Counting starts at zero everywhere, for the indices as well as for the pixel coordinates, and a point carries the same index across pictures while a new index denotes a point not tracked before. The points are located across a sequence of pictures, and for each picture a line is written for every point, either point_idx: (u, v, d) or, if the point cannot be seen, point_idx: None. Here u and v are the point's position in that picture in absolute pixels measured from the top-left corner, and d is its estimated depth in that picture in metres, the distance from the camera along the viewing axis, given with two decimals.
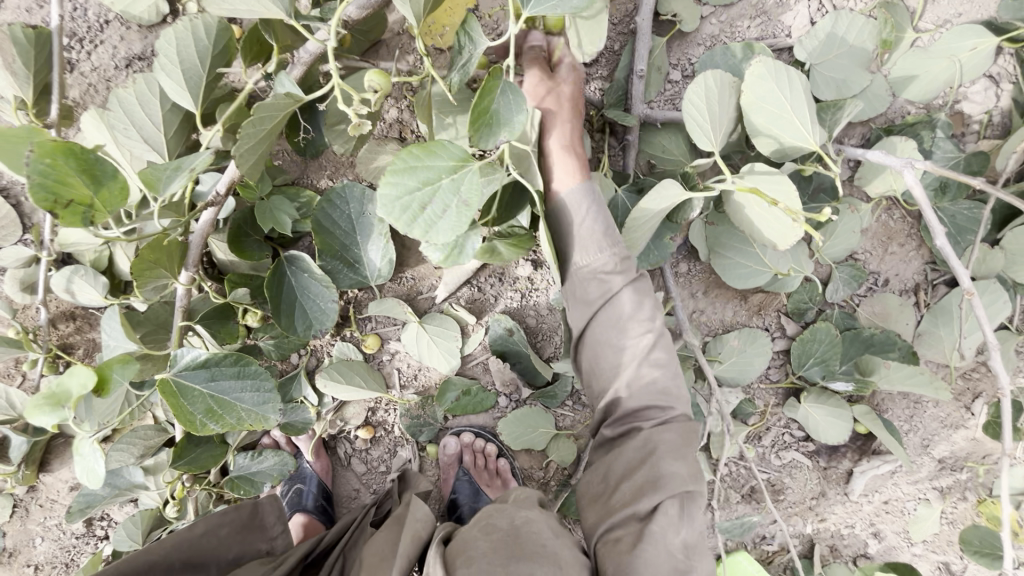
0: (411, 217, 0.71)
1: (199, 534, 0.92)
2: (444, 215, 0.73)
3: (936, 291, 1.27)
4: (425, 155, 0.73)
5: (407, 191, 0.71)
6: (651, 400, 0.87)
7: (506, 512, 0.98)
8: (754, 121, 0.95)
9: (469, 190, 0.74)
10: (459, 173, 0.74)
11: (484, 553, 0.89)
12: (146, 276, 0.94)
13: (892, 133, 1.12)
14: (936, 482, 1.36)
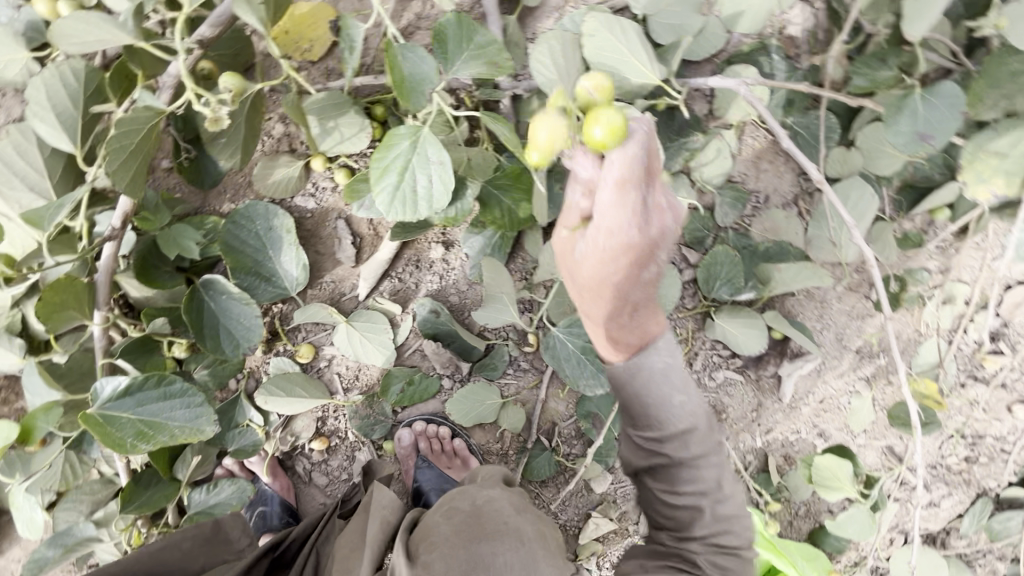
0: (411, 202, 0.92)
1: (160, 548, 0.91)
2: (426, 184, 0.92)
3: (813, 198, 1.39)
4: (385, 150, 0.90)
5: (397, 188, 0.91)
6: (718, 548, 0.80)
7: (468, 492, 0.94)
8: (601, 69, 1.05)
9: (435, 152, 0.91)
10: (413, 145, 0.90)
11: (446, 536, 0.84)
12: (55, 320, 0.98)
13: (733, 63, 1.25)
14: (862, 372, 1.46)
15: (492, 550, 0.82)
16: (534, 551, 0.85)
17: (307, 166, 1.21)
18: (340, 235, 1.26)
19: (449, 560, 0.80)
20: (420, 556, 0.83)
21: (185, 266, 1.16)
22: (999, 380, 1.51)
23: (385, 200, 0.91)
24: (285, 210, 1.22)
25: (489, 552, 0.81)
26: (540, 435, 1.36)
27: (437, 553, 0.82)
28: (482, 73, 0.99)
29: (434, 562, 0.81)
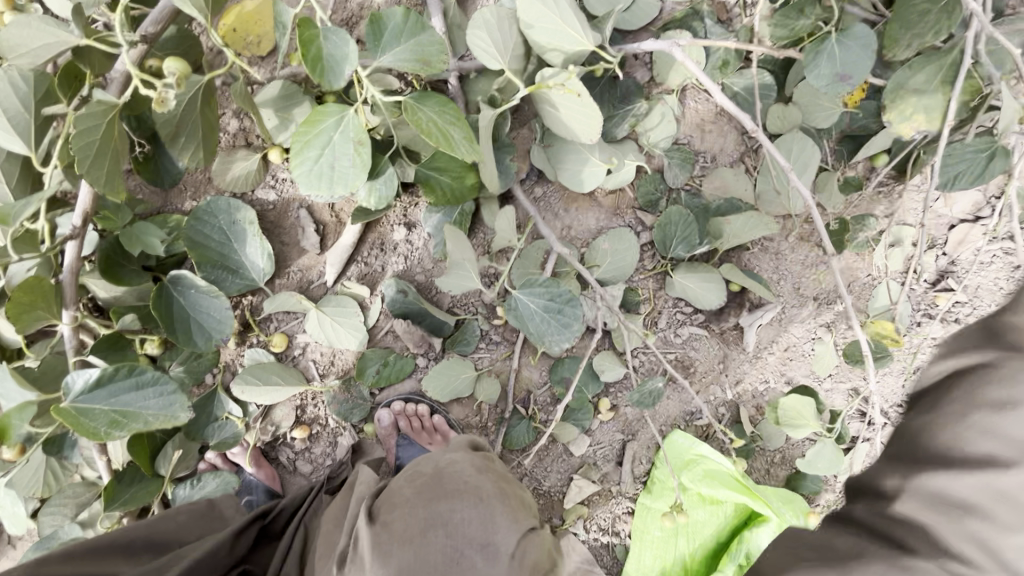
0: (328, 180, 0.96)
1: (155, 520, 0.98)
2: (345, 164, 0.95)
3: (758, 154, 1.45)
4: (310, 127, 0.93)
5: (316, 163, 0.94)
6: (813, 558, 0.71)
7: (433, 457, 0.94)
8: (538, 39, 1.09)
9: (355, 133, 0.94)
10: (336, 123, 0.94)
11: (407, 496, 0.86)
12: (25, 321, 0.99)
13: (668, 30, 1.31)
14: (822, 319, 1.52)
15: (451, 509, 0.83)
16: (491, 508, 0.85)
17: (265, 159, 1.24)
18: (304, 224, 1.30)
19: (407, 518, 0.83)
20: (381, 516, 0.85)
21: (151, 264, 1.18)
22: (953, 315, 1.57)
23: (301, 175, 0.94)
24: (246, 203, 1.25)
25: (447, 509, 0.83)
26: (516, 405, 1.40)
27: (397, 513, 0.84)
28: (410, 65, 0.97)
29: (394, 521, 0.84)
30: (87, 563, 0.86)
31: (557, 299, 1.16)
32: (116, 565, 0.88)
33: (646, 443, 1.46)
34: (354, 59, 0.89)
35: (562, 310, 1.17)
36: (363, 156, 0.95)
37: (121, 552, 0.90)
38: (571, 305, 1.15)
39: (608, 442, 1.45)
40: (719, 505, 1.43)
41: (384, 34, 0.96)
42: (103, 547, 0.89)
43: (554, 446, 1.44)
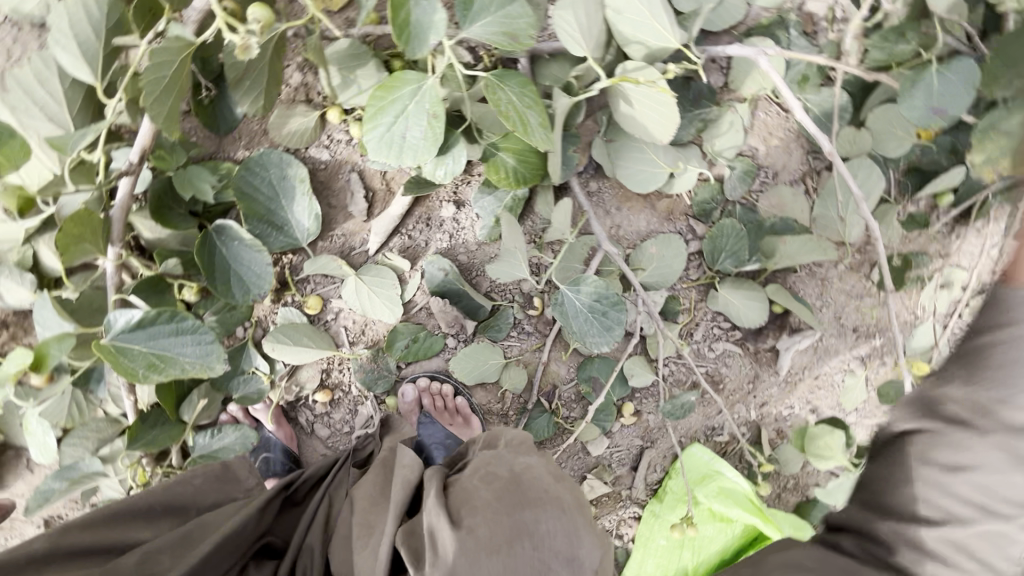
0: (397, 150, 0.98)
1: (175, 482, 0.91)
2: (414, 135, 0.97)
3: (821, 177, 1.41)
4: (386, 93, 0.95)
5: (388, 129, 0.96)
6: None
7: (505, 458, 0.89)
8: (622, 31, 1.05)
9: (430, 105, 0.95)
10: (412, 93, 0.95)
11: (489, 501, 0.81)
12: (71, 252, 0.98)
13: (751, 36, 1.26)
14: (858, 352, 1.50)
15: (536, 518, 0.79)
16: (574, 519, 0.81)
17: (323, 117, 1.21)
18: (353, 190, 1.27)
19: (493, 524, 0.78)
20: (466, 521, 0.78)
21: (198, 210, 1.16)
22: None
23: (373, 143, 0.97)
24: (299, 160, 1.22)
25: (531, 519, 0.79)
26: (540, 398, 1.38)
27: (479, 517, 0.79)
28: (495, 40, 0.95)
29: (478, 527, 0.78)
30: (107, 529, 0.83)
31: (604, 301, 1.17)
32: (138, 532, 0.84)
33: (664, 452, 1.45)
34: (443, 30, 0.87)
35: (606, 312, 1.18)
36: (434, 130, 0.97)
37: (141, 519, 0.86)
38: (615, 310, 1.17)
39: (625, 446, 1.44)
40: (729, 523, 1.42)
41: (476, 3, 0.92)
42: (122, 512, 0.84)
43: (572, 444, 1.43)
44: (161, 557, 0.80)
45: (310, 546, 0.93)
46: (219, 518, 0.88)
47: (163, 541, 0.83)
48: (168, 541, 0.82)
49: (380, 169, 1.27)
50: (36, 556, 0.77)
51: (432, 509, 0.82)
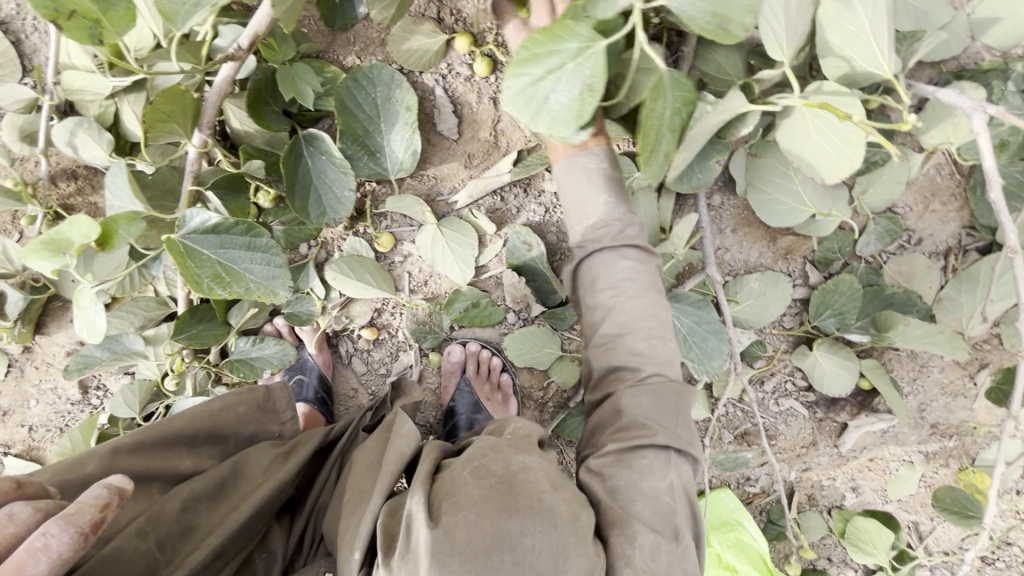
0: (535, 111, 0.66)
1: (218, 408, 0.91)
2: (591, 104, 0.65)
3: (967, 257, 1.24)
4: (549, 41, 0.62)
5: (532, 84, 0.64)
6: (627, 446, 0.74)
7: (503, 451, 0.72)
8: (827, 39, 0.87)
9: (594, 74, 0.63)
10: (588, 51, 0.63)
11: (473, 501, 0.65)
12: (157, 129, 0.88)
13: (963, 78, 1.06)
14: (924, 446, 1.40)
15: (523, 531, 0.63)
16: (568, 543, 0.64)
17: (448, 44, 1.08)
18: (457, 133, 1.14)
19: (472, 528, 0.62)
20: (444, 518, 0.64)
21: (293, 111, 1.05)
22: None
23: (506, 95, 0.65)
24: (410, 84, 1.09)
25: (516, 532, 0.62)
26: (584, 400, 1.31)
27: (460, 515, 0.63)
28: (699, 21, 0.69)
29: (457, 528, 0.63)
30: (152, 454, 0.82)
31: (704, 326, 1.07)
32: (180, 459, 0.85)
33: None
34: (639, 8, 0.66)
35: (705, 338, 1.07)
36: (597, 107, 0.65)
37: (185, 441, 0.86)
38: (717, 338, 1.07)
39: None
40: None
41: None
42: (168, 438, 0.84)
43: None
44: (198, 511, 0.80)
45: (320, 508, 0.97)
46: (255, 471, 0.89)
47: (202, 487, 0.82)
48: (205, 491, 0.82)
49: (491, 117, 1.14)
50: (88, 481, 0.74)
51: (413, 495, 0.68)
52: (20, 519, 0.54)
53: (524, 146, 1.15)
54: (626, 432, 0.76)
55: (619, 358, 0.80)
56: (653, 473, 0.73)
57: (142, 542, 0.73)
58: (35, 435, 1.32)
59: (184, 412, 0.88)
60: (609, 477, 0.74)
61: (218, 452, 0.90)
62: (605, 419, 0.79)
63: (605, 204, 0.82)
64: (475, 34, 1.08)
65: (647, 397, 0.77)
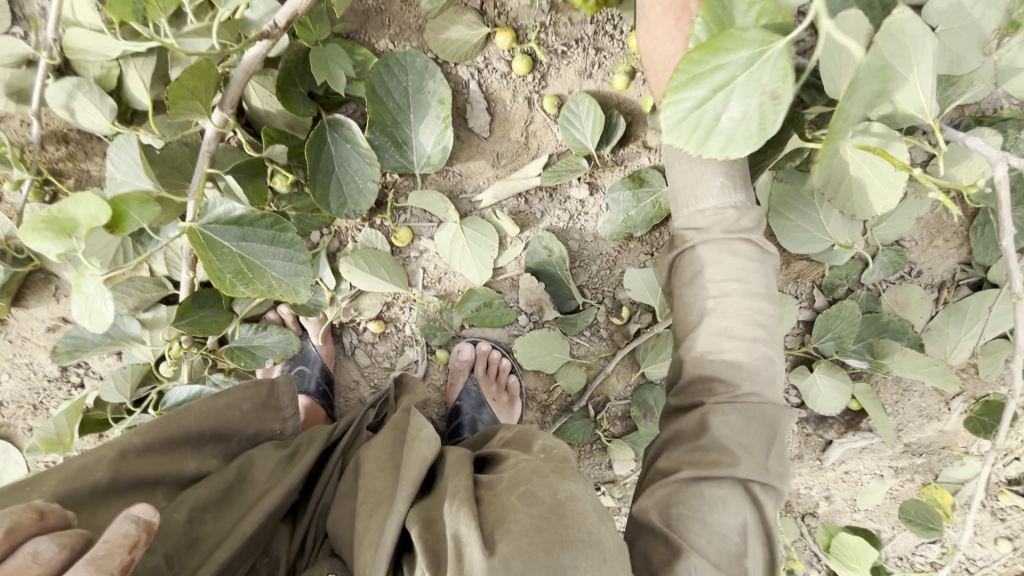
0: (703, 131, 0.62)
1: (224, 406, 0.86)
2: (776, 111, 0.59)
3: (958, 291, 1.30)
4: (710, 56, 0.59)
5: (697, 106, 0.61)
6: (701, 473, 0.73)
7: (548, 478, 0.71)
8: (875, 77, 0.89)
9: (771, 78, 0.58)
10: (760, 56, 0.58)
11: (525, 531, 0.64)
12: (179, 107, 0.80)
13: (983, 124, 1.10)
14: (895, 462, 1.49)
15: (573, 564, 0.62)
16: None
17: (488, 37, 1.04)
18: (488, 131, 1.11)
19: (528, 561, 0.62)
20: (500, 547, 0.63)
21: (318, 94, 0.99)
22: (1009, 518, 1.53)
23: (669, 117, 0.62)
24: (444, 76, 1.04)
25: (569, 566, 0.62)
26: (589, 406, 1.32)
27: (514, 544, 0.63)
28: None
29: (512, 558, 0.62)
30: (160, 456, 0.78)
31: None
32: (183, 460, 0.80)
33: None
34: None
35: None
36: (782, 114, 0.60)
37: (189, 443, 0.81)
38: None
39: None
40: None
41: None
42: (175, 439, 0.79)
43: (600, 455, 1.40)
44: (205, 520, 0.77)
45: (324, 507, 0.92)
46: (260, 475, 0.86)
47: (208, 495, 0.79)
48: (210, 498, 0.79)
49: (524, 118, 1.11)
50: (96, 489, 0.70)
51: (460, 516, 0.67)
52: (45, 559, 0.49)
53: (555, 150, 1.13)
54: (698, 454, 0.76)
55: (713, 369, 0.79)
56: (725, 508, 0.73)
57: (151, 558, 0.70)
58: (6, 412, 1.23)
59: (192, 407, 0.82)
60: (674, 506, 0.73)
61: (222, 452, 0.86)
62: (684, 431, 0.79)
63: (721, 186, 0.78)
64: (516, 30, 1.04)
65: (737, 418, 0.76)
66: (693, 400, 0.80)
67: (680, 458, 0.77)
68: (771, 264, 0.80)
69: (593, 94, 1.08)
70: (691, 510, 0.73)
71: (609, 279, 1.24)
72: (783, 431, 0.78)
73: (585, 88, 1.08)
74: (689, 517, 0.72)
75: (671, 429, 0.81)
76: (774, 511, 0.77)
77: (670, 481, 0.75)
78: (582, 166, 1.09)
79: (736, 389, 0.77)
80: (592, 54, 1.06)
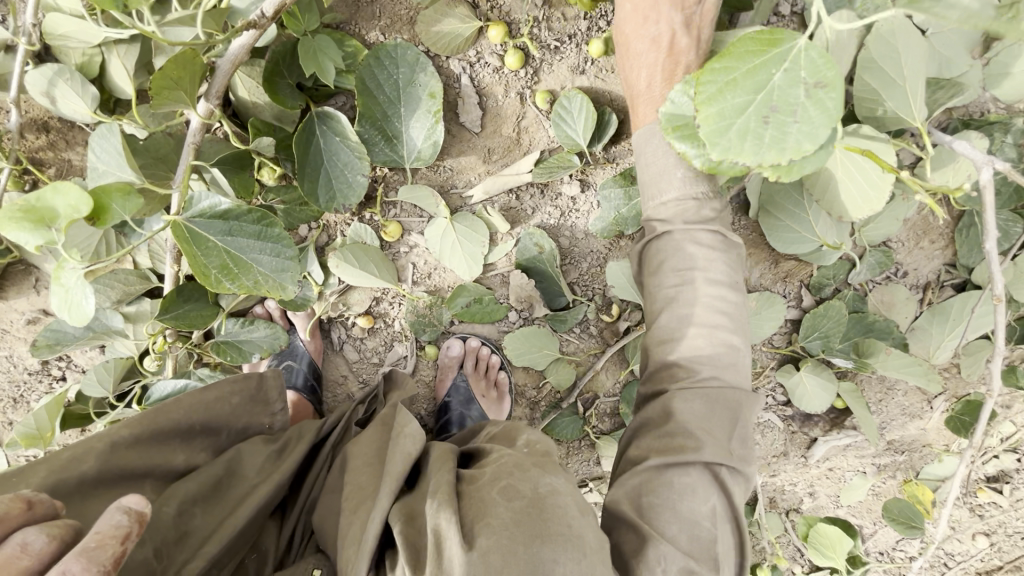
0: (755, 139, 0.58)
1: (213, 399, 0.84)
2: (833, 96, 0.55)
3: (942, 292, 1.32)
4: (737, 63, 0.57)
5: (737, 113, 0.58)
6: (668, 460, 0.73)
7: (529, 471, 0.70)
8: (864, 80, 0.89)
9: (814, 70, 0.55)
10: (791, 51, 0.56)
11: (505, 524, 0.64)
12: (162, 97, 0.78)
13: (970, 127, 1.10)
14: (878, 460, 1.51)
15: (553, 558, 0.62)
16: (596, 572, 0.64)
17: (480, 31, 1.03)
18: (479, 127, 1.10)
19: (507, 555, 0.62)
20: (479, 541, 0.63)
21: (307, 85, 0.98)
22: (987, 515, 1.56)
23: (710, 129, 0.59)
24: (435, 69, 1.03)
25: (548, 560, 0.62)
26: (577, 403, 1.33)
27: (493, 538, 0.63)
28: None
29: (491, 553, 0.62)
30: (149, 449, 0.77)
31: None
32: (170, 453, 0.79)
33: None
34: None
35: None
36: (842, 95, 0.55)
37: (176, 438, 0.80)
38: None
39: None
40: None
41: None
42: (164, 432, 0.78)
43: (588, 452, 1.40)
44: (194, 514, 0.76)
45: (310, 503, 0.91)
46: (249, 470, 0.85)
47: (196, 489, 0.78)
48: (201, 492, 0.78)
49: (516, 113, 1.10)
50: (85, 480, 0.69)
51: (442, 510, 0.67)
52: (35, 550, 0.48)
53: (547, 146, 1.12)
54: (663, 440, 0.76)
55: (676, 356, 0.80)
56: (693, 495, 0.72)
57: (140, 551, 0.69)
58: None
59: (180, 399, 0.81)
60: (644, 494, 0.73)
61: (210, 446, 0.84)
62: (652, 418, 0.80)
63: (682, 179, 0.79)
64: (509, 24, 1.03)
65: (701, 403, 0.76)
66: (659, 387, 0.81)
67: (648, 445, 0.77)
68: (734, 253, 0.81)
69: (586, 90, 1.07)
70: (658, 496, 0.73)
71: (599, 277, 1.23)
72: (746, 414, 0.79)
73: (578, 85, 1.07)
74: (659, 505, 0.72)
75: (640, 417, 0.82)
76: (744, 497, 0.78)
77: (639, 469, 0.75)
78: (574, 163, 1.09)
79: (699, 375, 0.78)
80: (586, 50, 1.05)
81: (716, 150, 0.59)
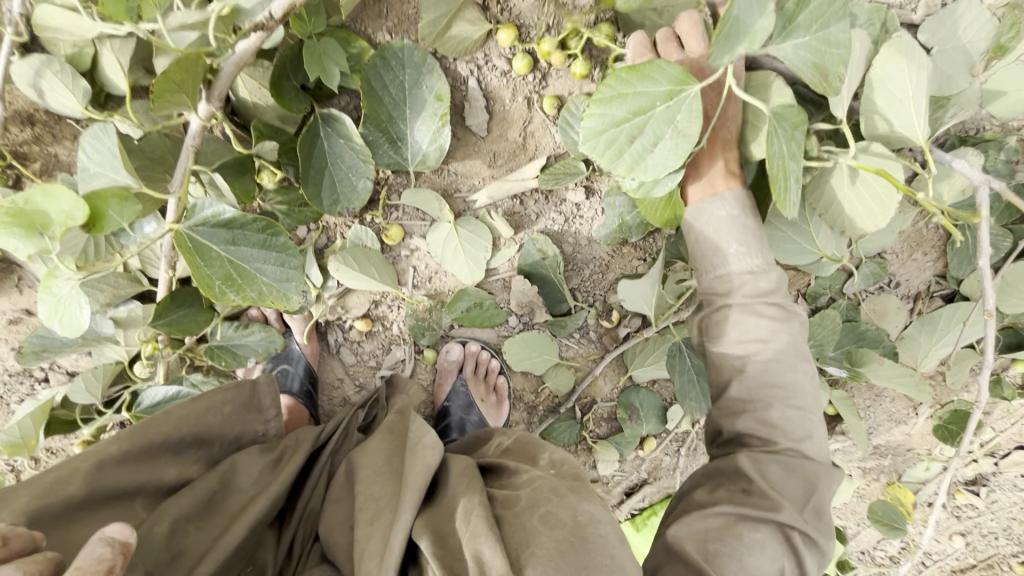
0: (616, 151, 0.70)
1: (204, 409, 0.81)
2: (686, 146, 0.69)
3: (932, 303, 1.36)
4: (635, 80, 0.66)
5: (616, 122, 0.69)
6: (741, 510, 0.74)
7: (567, 498, 0.70)
8: (872, 98, 0.89)
9: (688, 116, 0.68)
10: (680, 94, 0.67)
11: (551, 553, 0.63)
12: (161, 99, 0.75)
13: (968, 144, 1.13)
14: (863, 463, 1.55)
15: None
16: None
17: (489, 33, 1.01)
18: (486, 131, 1.08)
19: None
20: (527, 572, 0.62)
21: (310, 86, 0.95)
22: (964, 516, 1.62)
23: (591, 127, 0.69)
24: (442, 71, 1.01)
25: None
26: (575, 408, 1.33)
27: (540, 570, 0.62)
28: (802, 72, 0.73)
29: None
30: (138, 464, 0.74)
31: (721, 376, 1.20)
32: (163, 469, 0.77)
33: (658, 488, 1.50)
34: (762, 38, 0.67)
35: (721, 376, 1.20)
36: (688, 150, 0.70)
37: (168, 450, 0.77)
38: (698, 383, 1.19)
39: (630, 471, 1.47)
40: None
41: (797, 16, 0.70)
42: (156, 446, 0.76)
43: (586, 456, 1.41)
44: (187, 531, 0.74)
45: (312, 511, 0.90)
46: (244, 482, 0.83)
47: (189, 507, 0.75)
48: (190, 509, 0.75)
49: (523, 118, 1.08)
50: (72, 504, 0.67)
51: (483, 538, 0.66)
52: None
53: (553, 152, 1.11)
54: (736, 494, 0.77)
55: (745, 423, 0.82)
56: (761, 551, 0.73)
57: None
58: None
59: (170, 412, 0.79)
60: (712, 541, 0.73)
61: (204, 458, 0.82)
62: (723, 473, 0.81)
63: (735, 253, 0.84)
64: (519, 27, 1.01)
65: (778, 465, 0.78)
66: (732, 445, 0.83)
67: (719, 497, 0.78)
68: (796, 322, 0.84)
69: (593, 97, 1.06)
70: (729, 546, 0.72)
71: (601, 283, 1.23)
72: (824, 489, 0.79)
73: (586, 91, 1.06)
74: (731, 559, 0.72)
75: (710, 468, 0.83)
76: (812, 569, 0.77)
77: (711, 512, 0.75)
78: (579, 170, 1.08)
79: (770, 429, 0.80)
80: (595, 57, 1.04)
81: (586, 146, 0.70)
